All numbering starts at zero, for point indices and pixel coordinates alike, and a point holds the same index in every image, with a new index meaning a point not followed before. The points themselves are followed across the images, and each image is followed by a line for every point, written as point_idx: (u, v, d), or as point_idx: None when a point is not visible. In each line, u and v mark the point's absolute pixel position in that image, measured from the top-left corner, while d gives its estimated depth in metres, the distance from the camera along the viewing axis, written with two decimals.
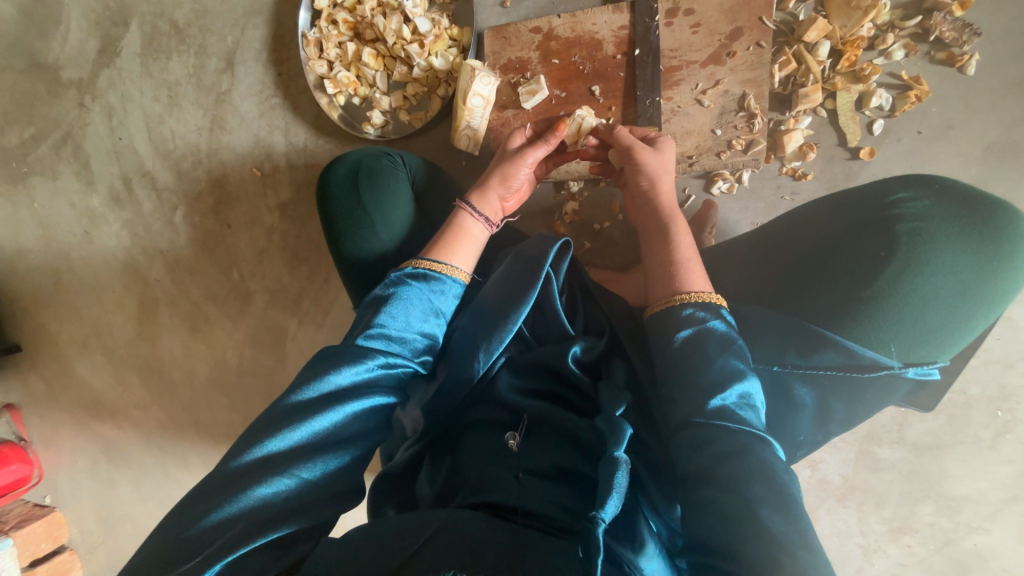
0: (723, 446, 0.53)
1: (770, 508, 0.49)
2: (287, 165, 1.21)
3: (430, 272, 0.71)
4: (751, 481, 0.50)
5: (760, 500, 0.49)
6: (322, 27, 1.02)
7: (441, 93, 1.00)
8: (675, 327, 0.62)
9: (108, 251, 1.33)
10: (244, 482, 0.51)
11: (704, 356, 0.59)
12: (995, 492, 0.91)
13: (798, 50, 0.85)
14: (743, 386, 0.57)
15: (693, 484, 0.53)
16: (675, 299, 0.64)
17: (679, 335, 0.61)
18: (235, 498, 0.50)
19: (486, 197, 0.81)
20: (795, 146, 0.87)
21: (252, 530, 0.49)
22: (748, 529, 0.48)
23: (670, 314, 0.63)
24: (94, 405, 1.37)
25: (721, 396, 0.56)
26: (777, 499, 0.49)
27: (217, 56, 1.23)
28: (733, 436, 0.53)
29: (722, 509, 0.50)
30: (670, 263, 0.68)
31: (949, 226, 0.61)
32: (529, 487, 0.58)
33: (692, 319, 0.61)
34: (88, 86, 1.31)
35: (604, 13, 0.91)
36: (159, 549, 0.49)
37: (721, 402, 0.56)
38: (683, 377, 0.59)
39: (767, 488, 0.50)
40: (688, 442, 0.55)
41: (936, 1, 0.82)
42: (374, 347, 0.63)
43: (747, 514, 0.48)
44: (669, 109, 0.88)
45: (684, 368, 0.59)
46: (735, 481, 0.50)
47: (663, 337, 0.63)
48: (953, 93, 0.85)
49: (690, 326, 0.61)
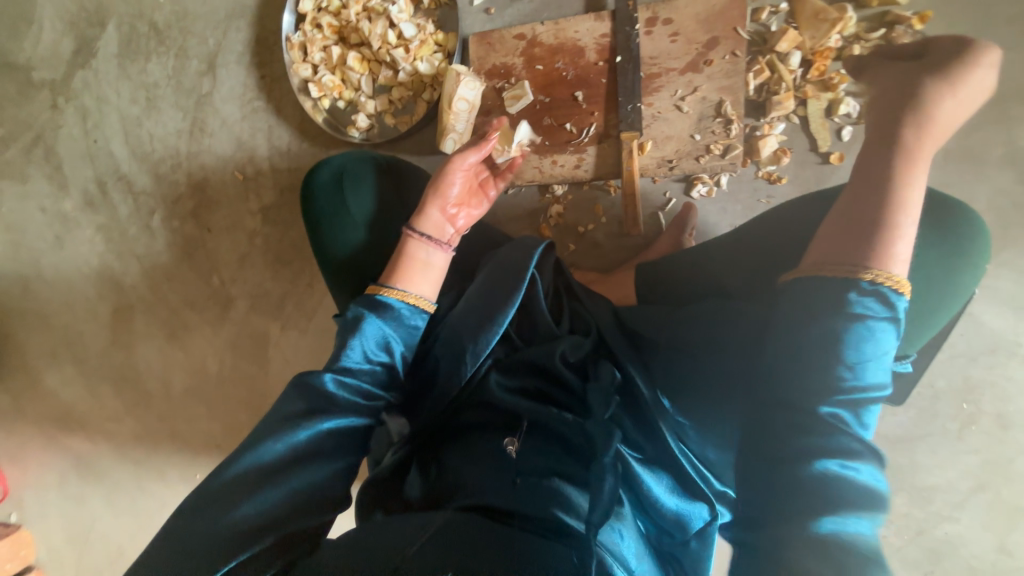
0: (832, 440, 0.48)
1: (848, 505, 0.45)
2: (270, 169, 1.19)
3: (382, 300, 0.67)
4: (834, 478, 0.46)
5: (840, 498, 0.45)
6: (306, 31, 1.02)
7: (427, 97, 1.00)
8: (845, 298, 0.49)
9: (81, 257, 1.30)
10: (237, 492, 0.52)
11: (837, 353, 0.49)
12: (963, 481, 0.95)
13: (772, 59, 0.87)
14: (862, 365, 0.49)
15: (782, 475, 0.48)
16: (859, 270, 0.50)
17: (854, 310, 0.49)
18: (227, 508, 0.52)
19: (424, 217, 0.76)
20: (770, 151, 0.89)
21: (252, 536, 0.50)
22: (811, 519, 0.45)
23: (846, 280, 0.50)
24: (63, 416, 1.32)
25: (852, 380, 0.49)
26: (858, 498, 0.45)
27: (198, 58, 1.20)
28: (850, 435, 0.48)
29: (797, 500, 0.46)
30: (858, 227, 0.52)
31: (913, 223, 0.63)
32: (523, 488, 0.58)
33: (860, 295, 0.49)
34: (62, 88, 1.27)
35: (586, 21, 0.91)
36: (158, 555, 0.50)
37: (851, 395, 0.49)
38: (829, 361, 0.49)
39: (846, 490, 0.46)
40: (790, 430, 0.50)
41: (897, 15, 0.86)
42: (334, 372, 0.61)
43: (816, 504, 0.45)
44: (649, 115, 0.90)
45: (839, 350, 0.49)
46: (820, 475, 0.46)
47: (832, 307, 0.50)
48: None
49: (859, 300, 0.49)
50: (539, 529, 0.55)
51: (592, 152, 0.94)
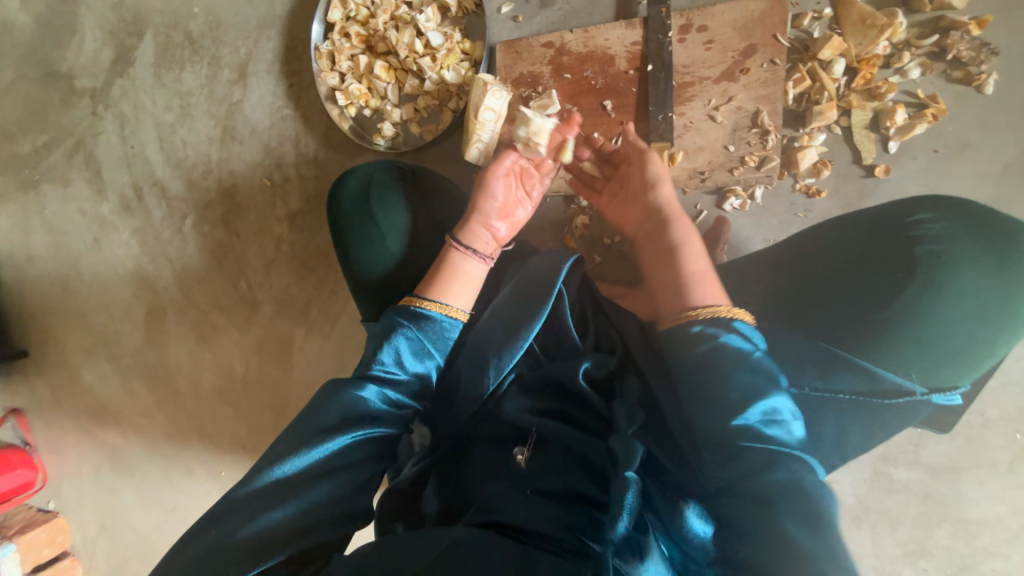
0: (754, 458, 0.51)
1: (795, 520, 0.48)
2: (297, 176, 1.21)
3: (421, 309, 0.69)
4: (772, 497, 0.49)
5: (785, 515, 0.48)
6: (334, 40, 1.02)
7: (452, 106, 1.00)
8: (698, 341, 0.58)
9: (117, 259, 1.34)
10: (261, 503, 0.53)
11: (717, 382, 0.56)
12: (1014, 516, 0.89)
13: (813, 67, 0.83)
14: (740, 393, 0.54)
15: (725, 499, 0.52)
16: (687, 317, 0.61)
17: (699, 350, 0.58)
18: (254, 516, 0.52)
19: (468, 229, 0.77)
20: (810, 163, 0.86)
21: (275, 546, 0.51)
22: (764, 538, 0.48)
23: (680, 332, 0.60)
24: (98, 411, 1.37)
25: (743, 416, 0.54)
26: (803, 510, 0.48)
27: (230, 67, 1.23)
28: (762, 450, 0.52)
29: (746, 525, 0.49)
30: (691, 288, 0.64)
31: (968, 247, 0.60)
32: (537, 505, 0.59)
33: (704, 335, 0.59)
34: (102, 95, 1.32)
35: (617, 29, 0.89)
36: (188, 557, 0.51)
37: (745, 420, 0.53)
38: (704, 390, 0.56)
39: (786, 499, 0.49)
40: (715, 457, 0.54)
41: (953, 21, 0.80)
42: (373, 382, 0.62)
43: (771, 531, 0.48)
44: (682, 124, 0.87)
45: (703, 378, 0.56)
46: (763, 496, 0.49)
47: (682, 350, 0.60)
48: (970, 113, 0.84)
49: (705, 342, 0.58)
50: (547, 545, 0.55)
51: None
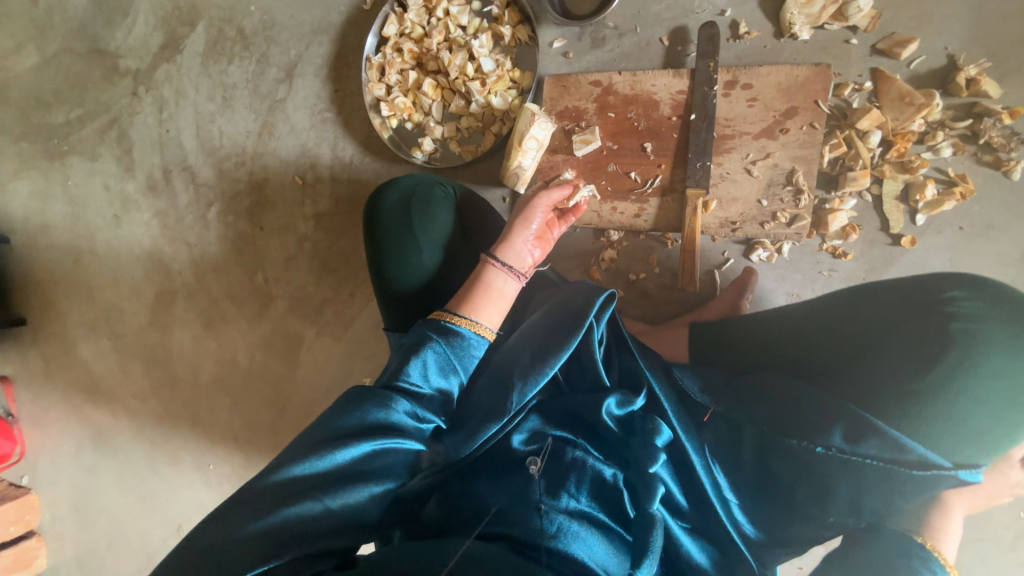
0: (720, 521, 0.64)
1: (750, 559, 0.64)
2: (330, 178, 1.22)
3: (453, 326, 0.71)
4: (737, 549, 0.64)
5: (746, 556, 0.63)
6: (387, 53, 1.05)
7: (495, 130, 1.02)
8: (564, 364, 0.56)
9: (135, 238, 1.34)
10: (277, 501, 0.53)
11: None
12: None
13: (850, 134, 0.86)
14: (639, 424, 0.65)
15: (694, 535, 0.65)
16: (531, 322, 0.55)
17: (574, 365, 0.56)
18: (270, 512, 0.52)
19: (508, 248, 0.80)
20: (839, 225, 0.89)
21: (285, 545, 0.50)
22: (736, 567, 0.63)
23: None
24: (91, 388, 1.35)
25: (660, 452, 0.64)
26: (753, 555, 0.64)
27: (278, 66, 1.25)
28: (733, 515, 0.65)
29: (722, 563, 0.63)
30: None
31: (1001, 328, 0.62)
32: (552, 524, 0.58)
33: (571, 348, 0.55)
34: (145, 77, 1.33)
35: (664, 76, 0.92)
36: (199, 548, 0.50)
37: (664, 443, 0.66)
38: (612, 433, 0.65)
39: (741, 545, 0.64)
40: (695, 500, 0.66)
41: (986, 108, 0.84)
42: (401, 393, 0.64)
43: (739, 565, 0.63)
44: (717, 174, 0.90)
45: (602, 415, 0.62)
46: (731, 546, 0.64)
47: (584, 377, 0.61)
48: (996, 197, 0.87)
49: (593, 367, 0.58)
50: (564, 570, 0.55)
51: (654, 203, 0.93)
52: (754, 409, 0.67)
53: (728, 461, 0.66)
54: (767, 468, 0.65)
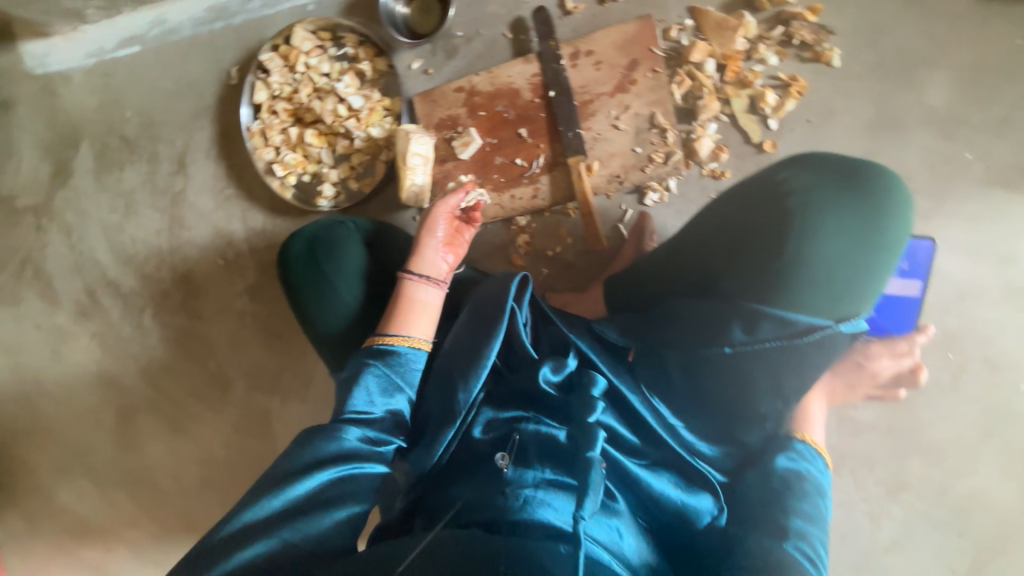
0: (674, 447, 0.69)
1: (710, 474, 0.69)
2: (249, 249, 1.24)
3: (387, 347, 0.73)
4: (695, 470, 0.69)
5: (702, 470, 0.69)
6: (264, 118, 1.09)
7: (384, 158, 1.07)
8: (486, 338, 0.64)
9: (79, 366, 1.32)
10: (231, 548, 0.54)
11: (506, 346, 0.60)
12: (971, 431, 0.97)
13: (689, 69, 0.95)
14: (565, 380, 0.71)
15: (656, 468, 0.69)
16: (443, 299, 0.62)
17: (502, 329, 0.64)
18: (226, 558, 0.53)
19: (420, 261, 0.84)
20: (708, 149, 0.95)
21: None
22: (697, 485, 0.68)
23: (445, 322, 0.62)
24: (75, 529, 1.31)
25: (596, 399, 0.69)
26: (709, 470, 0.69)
27: (169, 160, 1.28)
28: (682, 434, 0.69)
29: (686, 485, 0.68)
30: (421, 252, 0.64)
31: (829, 188, 0.67)
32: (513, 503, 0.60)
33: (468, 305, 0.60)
34: (44, 210, 1.34)
35: (516, 65, 0.99)
36: None
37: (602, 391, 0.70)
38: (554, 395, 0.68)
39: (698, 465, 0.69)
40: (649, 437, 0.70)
41: (790, 13, 0.95)
42: (348, 422, 0.65)
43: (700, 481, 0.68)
44: (591, 137, 0.96)
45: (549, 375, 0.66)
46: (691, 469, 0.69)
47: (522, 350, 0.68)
48: (828, 84, 0.96)
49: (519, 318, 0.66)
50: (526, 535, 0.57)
51: (545, 180, 0.99)
52: (663, 333, 0.71)
53: (663, 389, 0.71)
54: (697, 383, 0.69)
